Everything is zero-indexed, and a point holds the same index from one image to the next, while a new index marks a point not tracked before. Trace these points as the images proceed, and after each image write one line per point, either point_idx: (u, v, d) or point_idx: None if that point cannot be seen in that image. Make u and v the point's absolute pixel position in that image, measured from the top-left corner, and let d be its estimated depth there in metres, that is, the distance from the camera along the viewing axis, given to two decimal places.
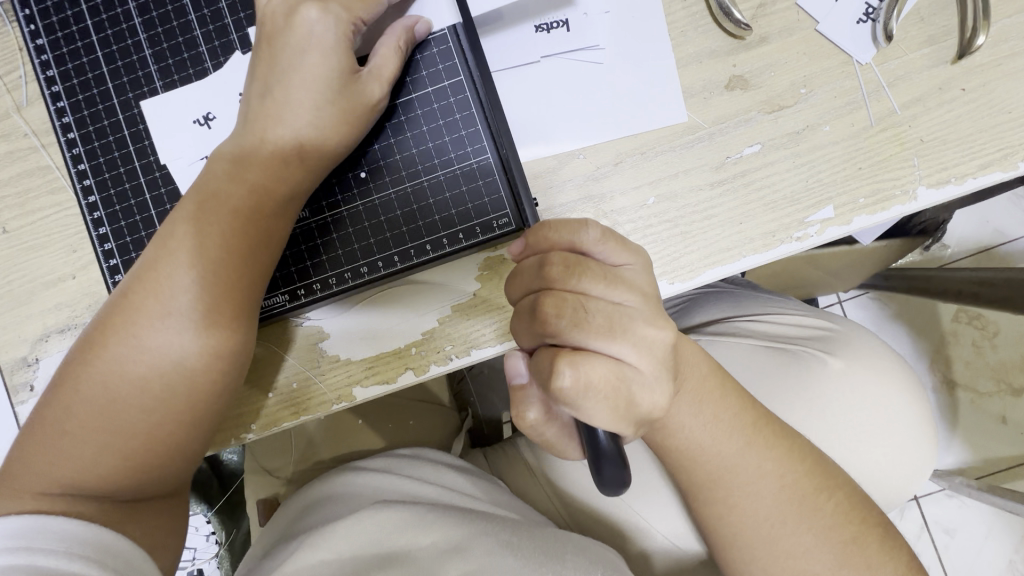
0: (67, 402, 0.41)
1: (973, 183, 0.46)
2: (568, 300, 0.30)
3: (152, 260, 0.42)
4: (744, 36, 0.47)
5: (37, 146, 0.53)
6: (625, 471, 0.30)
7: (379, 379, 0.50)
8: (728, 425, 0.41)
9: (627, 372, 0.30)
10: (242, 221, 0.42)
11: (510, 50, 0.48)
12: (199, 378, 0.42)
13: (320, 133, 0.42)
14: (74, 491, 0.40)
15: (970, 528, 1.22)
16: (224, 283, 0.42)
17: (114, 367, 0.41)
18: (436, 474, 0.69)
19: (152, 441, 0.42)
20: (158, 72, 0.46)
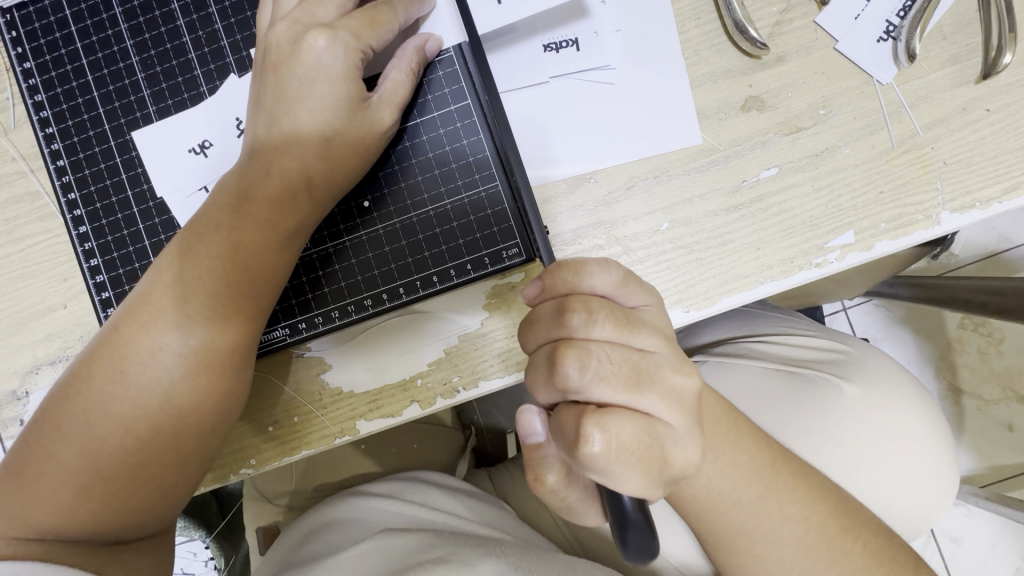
0: (49, 440, 0.39)
1: (997, 208, 0.45)
2: (590, 351, 0.29)
3: (147, 293, 0.40)
4: (760, 56, 0.45)
5: (26, 171, 0.50)
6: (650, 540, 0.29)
7: (383, 413, 0.48)
8: (745, 470, 0.39)
9: (656, 427, 0.29)
10: (241, 254, 0.40)
11: (518, 71, 0.47)
12: (189, 421, 0.40)
13: (328, 165, 0.40)
14: (49, 536, 0.39)
15: (977, 536, 1.21)
16: (215, 321, 0.40)
17: (97, 405, 0.39)
18: (440, 499, 0.67)
19: (135, 484, 0.40)
20: (152, 97, 0.44)
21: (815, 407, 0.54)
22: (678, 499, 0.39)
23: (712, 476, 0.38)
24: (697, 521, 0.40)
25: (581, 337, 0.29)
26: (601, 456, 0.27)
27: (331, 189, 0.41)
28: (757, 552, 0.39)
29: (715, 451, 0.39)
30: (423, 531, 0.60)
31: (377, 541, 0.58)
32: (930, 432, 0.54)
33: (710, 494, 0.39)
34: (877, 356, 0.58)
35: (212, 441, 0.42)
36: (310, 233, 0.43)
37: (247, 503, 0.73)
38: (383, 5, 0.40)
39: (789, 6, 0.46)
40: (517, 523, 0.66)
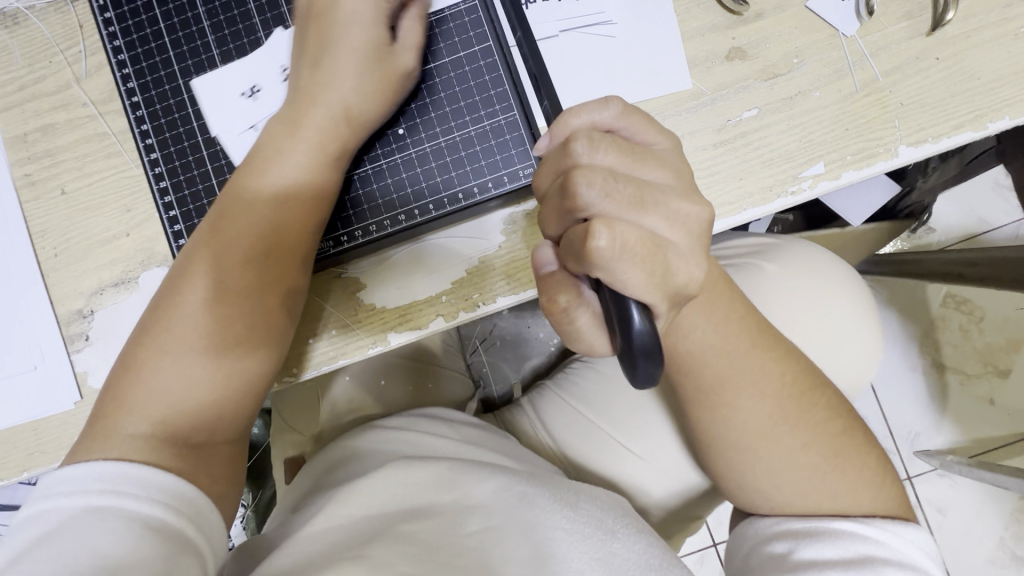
0: (142, 353, 0.44)
1: (947, 141, 0.52)
2: (595, 168, 0.32)
3: (216, 222, 0.46)
4: (741, 12, 0.53)
5: (95, 114, 0.57)
6: (653, 360, 0.30)
7: (411, 326, 0.55)
8: (735, 330, 0.46)
9: (661, 241, 0.31)
10: (305, 177, 0.47)
11: (531, 24, 0.53)
12: (264, 320, 0.46)
13: (361, 97, 0.47)
14: (157, 436, 0.42)
15: (960, 506, 1.27)
16: (290, 231, 0.47)
17: (188, 314, 0.44)
18: (453, 430, 0.73)
19: (225, 381, 0.45)
20: (215, 42, 0.51)
21: (794, 314, 0.60)
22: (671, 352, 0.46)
23: (704, 336, 0.45)
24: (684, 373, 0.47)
25: (585, 161, 0.33)
26: (608, 251, 0.29)
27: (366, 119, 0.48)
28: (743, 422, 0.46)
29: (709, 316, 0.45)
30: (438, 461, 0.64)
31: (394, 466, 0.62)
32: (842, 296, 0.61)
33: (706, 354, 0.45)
34: (839, 264, 0.64)
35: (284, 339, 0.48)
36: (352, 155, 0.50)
37: (277, 436, 0.80)
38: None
39: None
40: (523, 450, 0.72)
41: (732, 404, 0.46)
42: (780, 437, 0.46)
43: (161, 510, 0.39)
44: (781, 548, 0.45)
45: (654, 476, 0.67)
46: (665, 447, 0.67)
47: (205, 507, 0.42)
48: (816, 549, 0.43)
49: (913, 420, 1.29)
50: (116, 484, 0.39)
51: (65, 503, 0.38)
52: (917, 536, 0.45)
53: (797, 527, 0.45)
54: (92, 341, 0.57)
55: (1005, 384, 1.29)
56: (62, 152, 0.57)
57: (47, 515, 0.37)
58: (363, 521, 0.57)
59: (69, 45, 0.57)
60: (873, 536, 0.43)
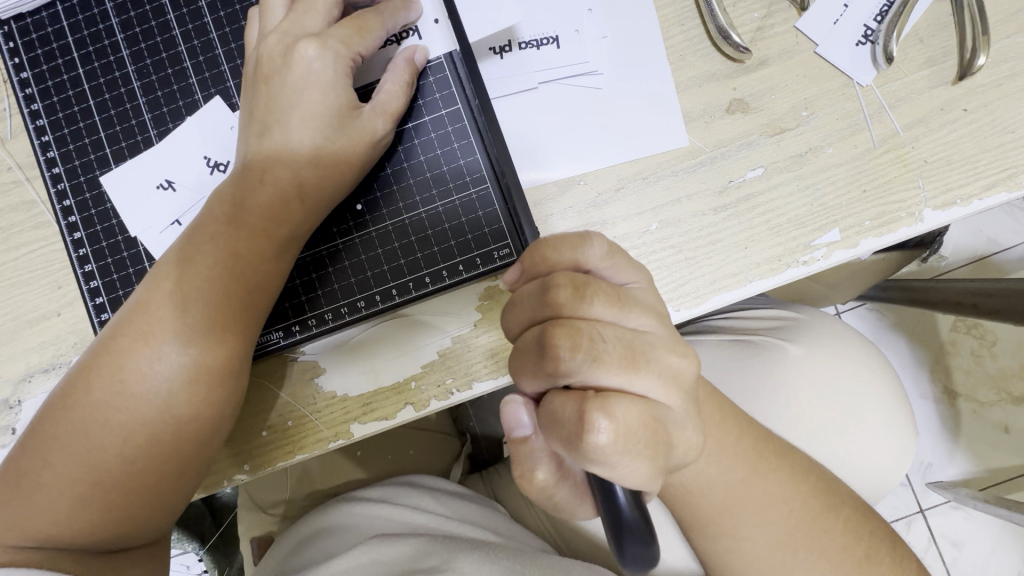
0: (44, 449, 0.39)
1: (978, 205, 0.46)
2: (581, 330, 0.29)
3: (144, 301, 0.40)
4: (744, 60, 0.47)
5: (22, 180, 0.51)
6: (649, 538, 0.28)
7: (378, 416, 0.49)
8: (732, 454, 0.41)
9: (656, 409, 0.29)
10: (240, 260, 0.40)
11: (507, 77, 0.47)
12: (185, 426, 0.39)
13: (322, 171, 0.40)
14: (47, 544, 0.38)
15: (977, 540, 1.21)
16: (213, 326, 0.39)
17: (99, 411, 0.39)
18: (438, 501, 0.67)
19: (127, 492, 0.39)
20: (147, 105, 0.45)
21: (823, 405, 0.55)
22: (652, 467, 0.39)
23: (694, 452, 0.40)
24: (676, 504, 0.43)
25: (577, 314, 0.30)
26: (609, 443, 0.26)
27: (326, 193, 0.41)
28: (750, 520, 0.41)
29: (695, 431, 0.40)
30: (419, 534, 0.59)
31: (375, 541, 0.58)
32: (864, 376, 0.56)
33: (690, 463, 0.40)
34: (851, 337, 0.60)
35: (200, 448, 0.41)
36: (305, 240, 0.43)
37: (243, 513, 0.73)
38: (369, 14, 0.41)
39: (770, 13, 0.47)
40: (513, 524, 0.66)
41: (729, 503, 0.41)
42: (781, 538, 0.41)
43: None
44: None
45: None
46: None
47: None
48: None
49: (926, 450, 1.23)
50: None
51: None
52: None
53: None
54: (19, 434, 0.51)
55: (1019, 412, 1.23)
56: None
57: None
58: None
59: None
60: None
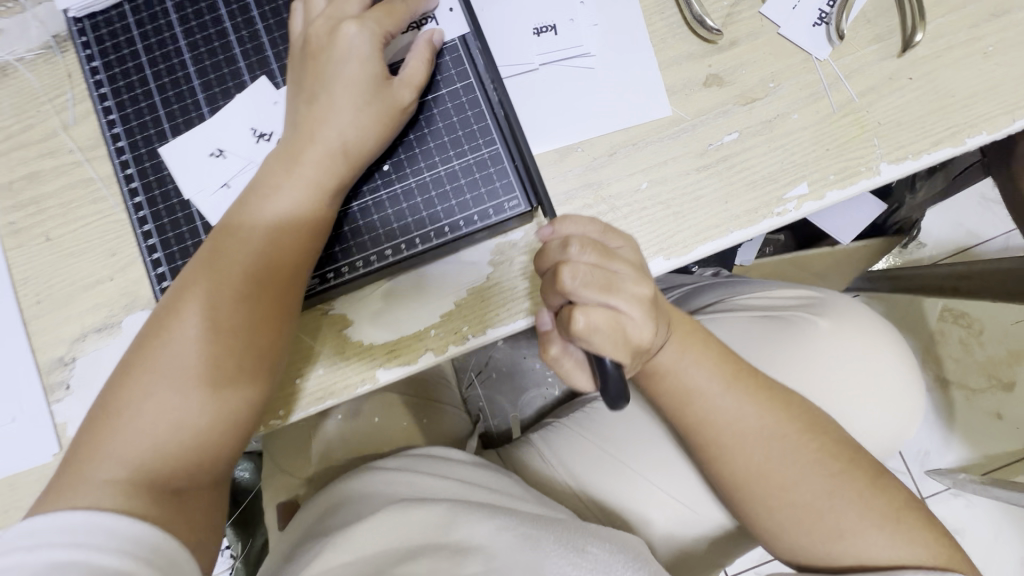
0: (131, 388, 0.44)
1: (927, 158, 0.52)
2: (574, 265, 0.39)
3: (219, 248, 0.46)
4: (716, 41, 0.54)
5: (82, 160, 0.57)
6: (622, 384, 0.39)
7: (401, 361, 0.54)
8: (708, 369, 0.49)
9: (622, 318, 0.39)
10: (302, 211, 0.46)
11: (512, 59, 0.54)
12: (259, 355, 0.46)
13: (360, 132, 0.47)
14: (126, 478, 0.42)
15: (978, 526, 1.23)
16: (274, 274, 0.46)
17: (174, 351, 0.44)
18: (457, 470, 0.70)
19: (207, 421, 0.44)
20: (201, 86, 0.51)
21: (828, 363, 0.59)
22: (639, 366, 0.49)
23: (677, 361, 0.49)
24: (672, 415, 0.50)
25: (572, 257, 0.40)
26: (583, 331, 0.38)
27: (363, 152, 0.48)
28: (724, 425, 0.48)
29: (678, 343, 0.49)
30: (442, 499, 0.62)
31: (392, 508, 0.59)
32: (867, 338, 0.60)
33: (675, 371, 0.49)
34: (855, 305, 0.64)
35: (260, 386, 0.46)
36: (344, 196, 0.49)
37: (269, 478, 0.78)
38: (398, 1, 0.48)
39: (738, 2, 0.55)
40: (525, 487, 0.69)
41: (706, 408, 0.49)
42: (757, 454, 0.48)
43: (133, 560, 0.38)
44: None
45: (656, 498, 0.65)
46: (668, 470, 0.65)
47: (181, 559, 0.41)
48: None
49: (923, 437, 1.26)
50: (84, 539, 0.38)
51: (24, 562, 0.36)
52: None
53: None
54: (73, 389, 0.56)
55: (1011, 398, 1.27)
56: (49, 199, 0.57)
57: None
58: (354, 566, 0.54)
59: (58, 95, 0.58)
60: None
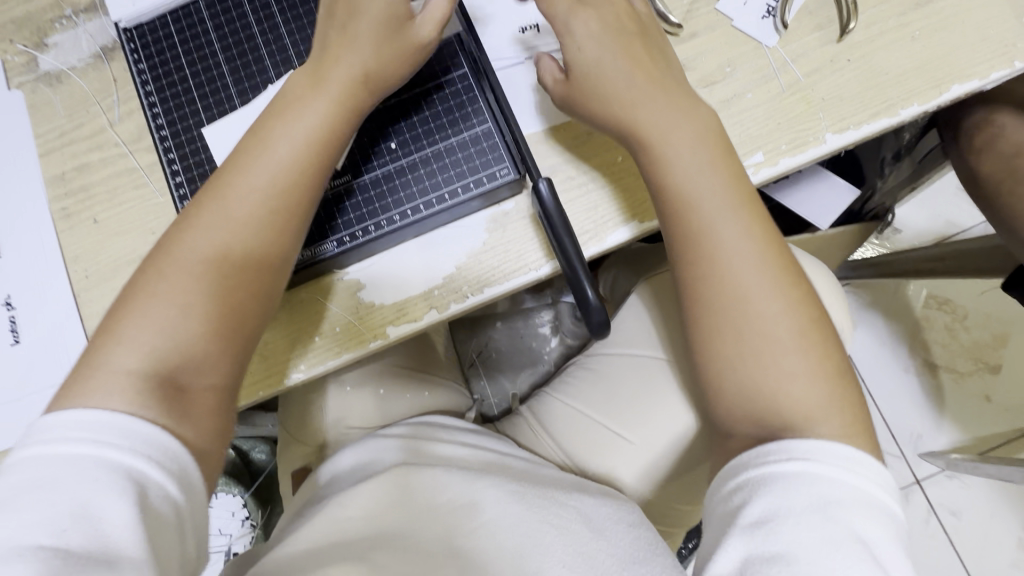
0: (156, 277, 0.51)
1: (867, 128, 0.60)
2: None
3: (237, 162, 0.53)
4: (676, 33, 0.62)
5: (126, 152, 0.65)
6: (605, 317, 0.50)
7: (408, 319, 0.61)
8: (708, 160, 0.55)
9: None
10: (307, 137, 0.54)
11: (501, 53, 0.62)
12: (266, 259, 0.53)
13: (377, 60, 0.55)
14: (144, 367, 0.48)
15: (973, 505, 1.26)
16: (288, 194, 0.53)
17: (196, 247, 0.51)
18: (457, 438, 0.75)
19: (218, 313, 0.51)
20: (233, 82, 0.59)
21: None
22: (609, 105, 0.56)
23: (677, 139, 0.55)
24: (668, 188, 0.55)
25: None
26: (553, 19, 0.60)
27: (381, 78, 0.56)
28: (718, 245, 0.53)
29: (681, 124, 0.55)
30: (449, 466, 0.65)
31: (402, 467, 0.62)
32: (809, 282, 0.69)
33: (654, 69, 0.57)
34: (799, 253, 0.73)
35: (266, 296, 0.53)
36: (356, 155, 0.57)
37: (285, 446, 0.85)
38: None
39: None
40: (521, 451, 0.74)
41: (703, 212, 0.54)
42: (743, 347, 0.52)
43: (148, 465, 0.44)
44: (738, 499, 0.47)
45: (638, 447, 0.70)
46: (648, 420, 0.70)
47: (184, 457, 0.47)
48: (766, 496, 0.46)
49: (913, 420, 1.31)
50: (99, 436, 0.44)
51: (53, 452, 0.43)
52: (856, 455, 0.47)
53: (752, 479, 0.47)
54: None
55: (998, 381, 1.31)
56: (97, 186, 0.65)
57: (24, 467, 0.43)
58: (363, 520, 0.57)
59: (105, 97, 0.67)
60: (810, 471, 0.46)
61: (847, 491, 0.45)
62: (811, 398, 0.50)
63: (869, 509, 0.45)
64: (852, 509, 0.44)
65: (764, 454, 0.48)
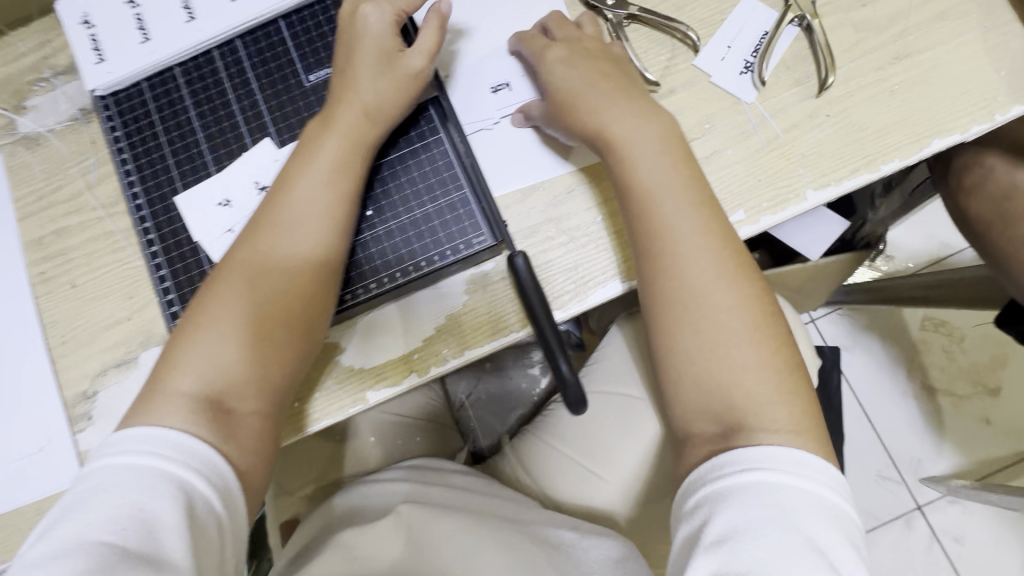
0: (198, 313, 0.50)
1: (848, 184, 0.59)
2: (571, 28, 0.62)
3: (278, 190, 0.53)
4: (654, 90, 0.62)
5: (104, 216, 0.65)
6: (580, 389, 0.48)
7: (388, 383, 0.60)
8: (687, 195, 0.54)
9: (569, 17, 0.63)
10: (343, 162, 0.54)
11: (479, 114, 0.62)
12: (310, 280, 0.51)
13: (378, 94, 0.55)
14: (199, 394, 0.47)
15: (980, 533, 1.19)
16: (331, 215, 0.52)
17: (242, 277, 0.50)
18: (446, 476, 0.73)
19: (265, 341, 0.49)
20: (209, 149, 0.59)
21: None
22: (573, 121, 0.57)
23: (643, 150, 0.54)
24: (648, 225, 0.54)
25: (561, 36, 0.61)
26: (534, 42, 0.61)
27: (382, 111, 0.55)
28: (686, 252, 0.52)
29: (649, 136, 0.55)
30: (443, 507, 0.64)
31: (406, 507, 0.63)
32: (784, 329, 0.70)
33: (629, 90, 0.58)
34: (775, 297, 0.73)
35: (317, 318, 0.52)
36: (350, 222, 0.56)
37: (275, 500, 0.82)
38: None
39: (674, 55, 0.63)
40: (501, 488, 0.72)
41: (680, 245, 0.53)
42: (758, 385, 0.50)
43: (197, 479, 0.44)
44: (697, 520, 0.45)
45: (626, 500, 0.67)
46: (636, 468, 0.66)
47: (230, 483, 0.46)
48: (725, 513, 0.44)
49: (914, 446, 1.23)
50: (162, 450, 0.44)
51: (113, 463, 0.43)
52: (807, 459, 0.46)
53: (710, 494, 0.46)
54: (94, 420, 0.62)
55: (998, 403, 1.23)
56: (75, 251, 0.65)
57: (88, 477, 0.44)
58: (382, 560, 0.59)
59: (82, 159, 0.66)
60: (764, 481, 0.45)
61: (801, 496, 0.44)
62: (759, 407, 0.49)
63: (824, 516, 0.43)
64: (808, 514, 0.43)
65: (717, 468, 0.47)
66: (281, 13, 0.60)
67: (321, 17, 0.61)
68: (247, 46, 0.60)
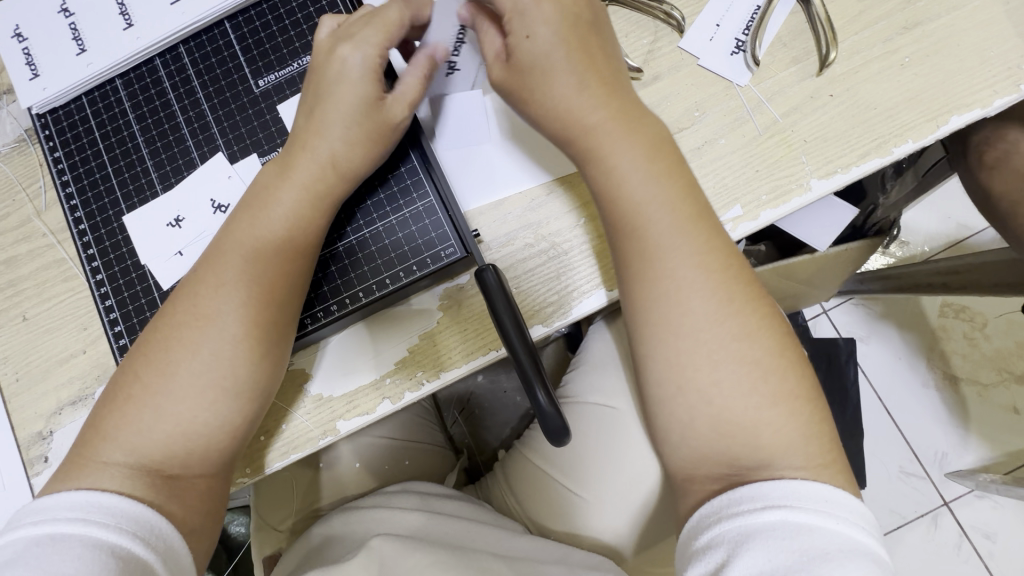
0: (143, 362, 0.47)
1: (857, 170, 0.53)
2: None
3: (232, 226, 0.49)
4: (638, 76, 0.56)
5: (54, 242, 0.61)
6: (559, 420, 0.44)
7: (361, 411, 0.55)
8: (696, 226, 0.47)
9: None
10: (299, 196, 0.49)
11: (457, 116, 0.56)
12: (257, 320, 0.47)
13: (348, 147, 0.49)
14: (138, 446, 0.45)
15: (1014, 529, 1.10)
16: (283, 252, 0.49)
17: (185, 318, 0.47)
18: (428, 501, 0.67)
19: (210, 388, 0.46)
20: (154, 166, 0.55)
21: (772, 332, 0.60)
22: (533, 116, 0.50)
23: (627, 164, 0.48)
24: (633, 259, 0.48)
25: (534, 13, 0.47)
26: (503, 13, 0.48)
27: (346, 164, 0.50)
28: (679, 272, 0.46)
29: (631, 146, 0.48)
30: (433, 542, 0.59)
31: (380, 540, 0.57)
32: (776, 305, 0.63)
33: (613, 79, 0.49)
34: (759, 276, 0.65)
35: (268, 370, 0.48)
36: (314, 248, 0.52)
37: (258, 531, 0.78)
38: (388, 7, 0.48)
39: (657, 37, 0.57)
40: (495, 515, 0.67)
41: (689, 267, 0.46)
42: (766, 421, 0.44)
43: (129, 540, 0.41)
44: (711, 562, 0.39)
45: (617, 529, 0.62)
46: (637, 490, 0.61)
47: (175, 542, 0.43)
48: (745, 558, 0.38)
49: (937, 438, 1.14)
50: (88, 515, 0.41)
51: (33, 534, 0.40)
52: (836, 496, 0.40)
53: (727, 535, 0.40)
54: (51, 462, 0.58)
55: None
56: (24, 281, 0.60)
57: (2, 551, 0.40)
58: None
59: (31, 183, 0.62)
60: (790, 521, 0.38)
61: (833, 542, 0.37)
62: (778, 431, 0.43)
63: (860, 561, 0.37)
64: (844, 564, 0.36)
65: (733, 503, 0.41)
66: (225, 15, 0.56)
67: (268, 16, 0.56)
68: (191, 53, 0.56)
